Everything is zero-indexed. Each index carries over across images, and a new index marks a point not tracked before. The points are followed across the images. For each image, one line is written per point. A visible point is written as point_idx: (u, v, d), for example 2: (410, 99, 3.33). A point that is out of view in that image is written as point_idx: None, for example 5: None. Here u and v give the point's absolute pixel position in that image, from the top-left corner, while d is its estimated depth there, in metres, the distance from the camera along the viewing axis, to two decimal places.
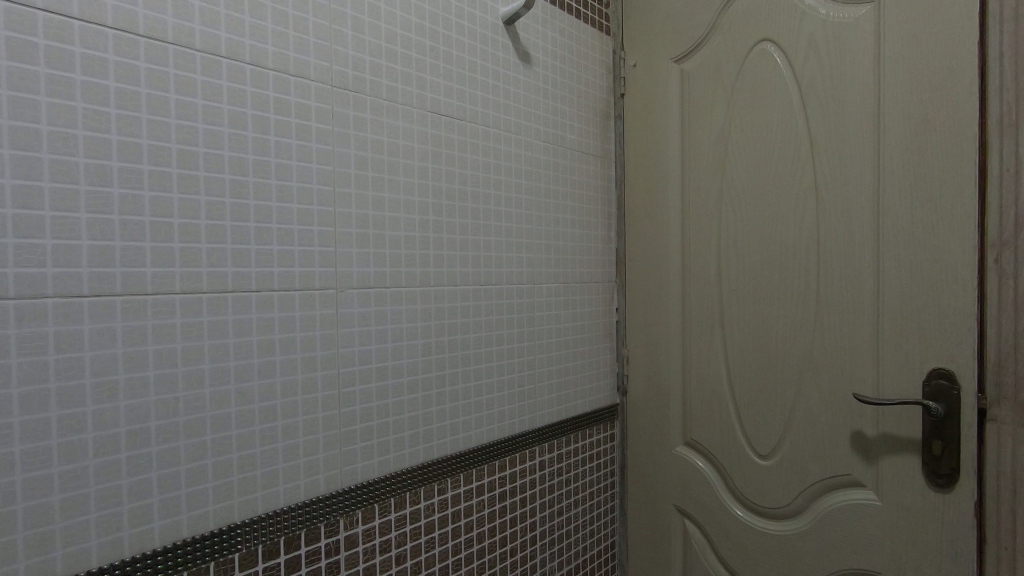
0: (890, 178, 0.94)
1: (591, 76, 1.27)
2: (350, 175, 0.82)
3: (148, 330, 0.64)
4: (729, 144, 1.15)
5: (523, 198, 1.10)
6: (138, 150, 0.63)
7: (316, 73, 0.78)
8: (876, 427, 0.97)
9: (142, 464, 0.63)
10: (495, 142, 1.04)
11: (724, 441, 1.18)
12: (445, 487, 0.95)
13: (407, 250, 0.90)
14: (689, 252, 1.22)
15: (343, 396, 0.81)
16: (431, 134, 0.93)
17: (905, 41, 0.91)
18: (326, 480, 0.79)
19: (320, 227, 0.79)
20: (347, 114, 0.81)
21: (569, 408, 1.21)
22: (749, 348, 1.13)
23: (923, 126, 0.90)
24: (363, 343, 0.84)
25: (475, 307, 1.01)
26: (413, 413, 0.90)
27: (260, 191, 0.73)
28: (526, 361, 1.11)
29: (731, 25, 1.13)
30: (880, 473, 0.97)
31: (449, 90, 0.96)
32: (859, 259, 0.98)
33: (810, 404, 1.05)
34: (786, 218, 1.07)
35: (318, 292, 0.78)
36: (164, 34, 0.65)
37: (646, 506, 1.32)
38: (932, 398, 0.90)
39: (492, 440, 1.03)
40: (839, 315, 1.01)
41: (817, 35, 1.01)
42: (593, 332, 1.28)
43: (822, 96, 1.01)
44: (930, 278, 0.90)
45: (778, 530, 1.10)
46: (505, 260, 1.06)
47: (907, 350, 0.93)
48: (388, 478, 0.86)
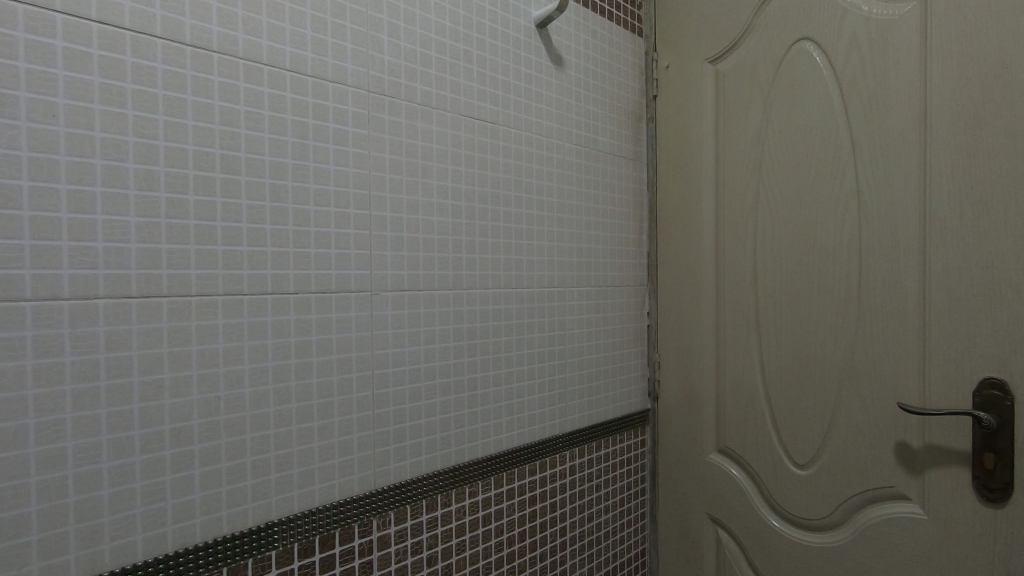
0: (938, 179, 0.90)
1: (623, 78, 1.26)
2: (385, 179, 0.83)
3: (192, 330, 0.65)
4: (766, 145, 1.12)
5: (554, 201, 1.09)
6: (183, 154, 0.65)
7: (353, 79, 0.79)
8: (921, 438, 0.93)
9: (184, 461, 0.65)
10: (527, 145, 1.04)
11: (760, 450, 1.15)
12: (476, 490, 0.95)
13: (439, 253, 0.90)
14: (723, 256, 1.20)
15: (377, 398, 0.82)
16: (464, 137, 0.93)
17: (953, 38, 0.88)
18: (360, 480, 0.80)
19: (356, 229, 0.80)
20: (383, 119, 0.83)
21: (600, 413, 1.20)
22: (787, 354, 1.10)
23: (973, 126, 0.87)
24: (397, 345, 0.84)
25: (507, 310, 1.00)
26: (445, 416, 0.91)
27: (298, 195, 0.74)
28: (557, 365, 1.10)
29: (769, 24, 1.11)
30: (926, 486, 0.93)
31: (482, 94, 0.96)
32: (905, 263, 0.95)
33: (851, 413, 1.01)
34: (826, 221, 1.04)
35: (353, 294, 0.79)
36: (209, 43, 0.66)
37: (678, 514, 1.30)
38: (984, 409, 0.86)
39: (523, 444, 1.03)
40: (883, 322, 0.97)
41: (859, 34, 0.99)
42: (624, 337, 1.26)
43: (866, 96, 0.98)
44: (981, 283, 0.87)
45: (816, 542, 1.07)
46: (536, 263, 1.06)
47: (955, 357, 0.89)
48: (419, 481, 0.87)
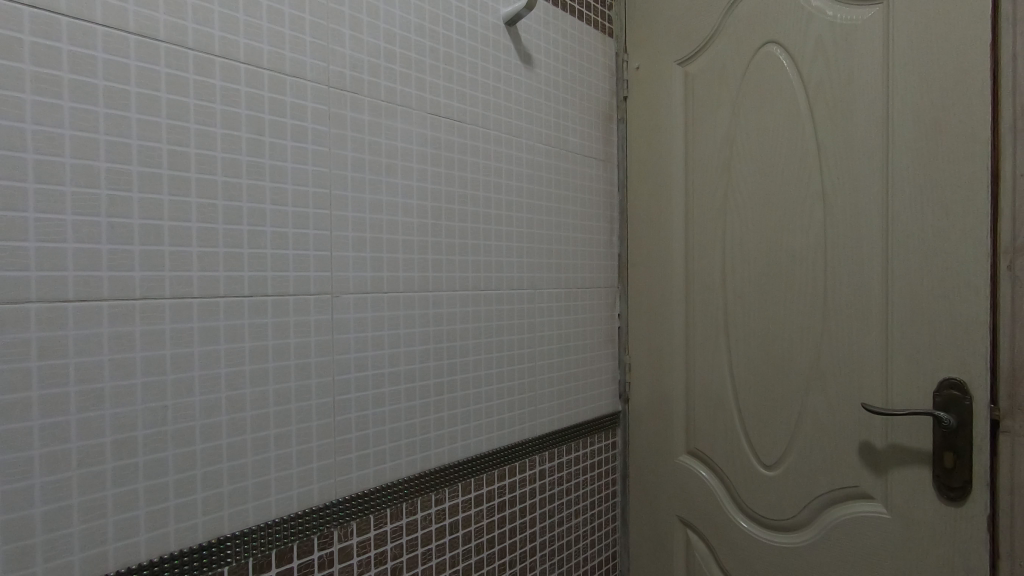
0: (900, 182, 0.92)
1: (593, 78, 1.25)
2: (347, 177, 0.80)
3: (136, 336, 0.62)
4: (734, 147, 1.13)
5: (524, 202, 1.08)
6: (127, 149, 0.61)
7: (312, 73, 0.76)
8: (884, 438, 0.94)
9: (127, 475, 0.61)
10: (496, 144, 1.02)
11: (729, 451, 1.15)
12: (443, 497, 0.92)
13: (404, 255, 0.87)
14: (692, 257, 1.20)
15: (338, 404, 0.79)
16: (430, 136, 0.91)
17: (915, 43, 0.90)
18: (321, 490, 0.77)
19: (315, 229, 0.77)
20: (344, 115, 0.80)
21: (570, 415, 1.19)
22: (755, 355, 1.11)
23: (933, 130, 0.88)
24: (359, 349, 0.82)
25: (474, 313, 0.98)
26: (411, 421, 0.88)
27: (253, 193, 0.71)
28: (526, 367, 1.08)
29: (736, 26, 1.12)
30: (889, 485, 0.94)
31: (449, 92, 0.94)
32: (868, 265, 0.96)
33: (817, 413, 1.02)
34: (792, 222, 1.05)
35: (313, 297, 0.76)
36: (155, 32, 0.63)
37: (649, 517, 1.29)
38: (944, 409, 0.88)
39: (491, 448, 1.01)
40: (847, 323, 0.98)
41: (825, 38, 0.99)
42: (594, 339, 1.26)
43: (831, 99, 0.99)
44: (941, 285, 0.88)
45: (784, 542, 1.07)
46: (505, 264, 1.04)
47: (917, 358, 0.91)
48: (384, 489, 0.84)
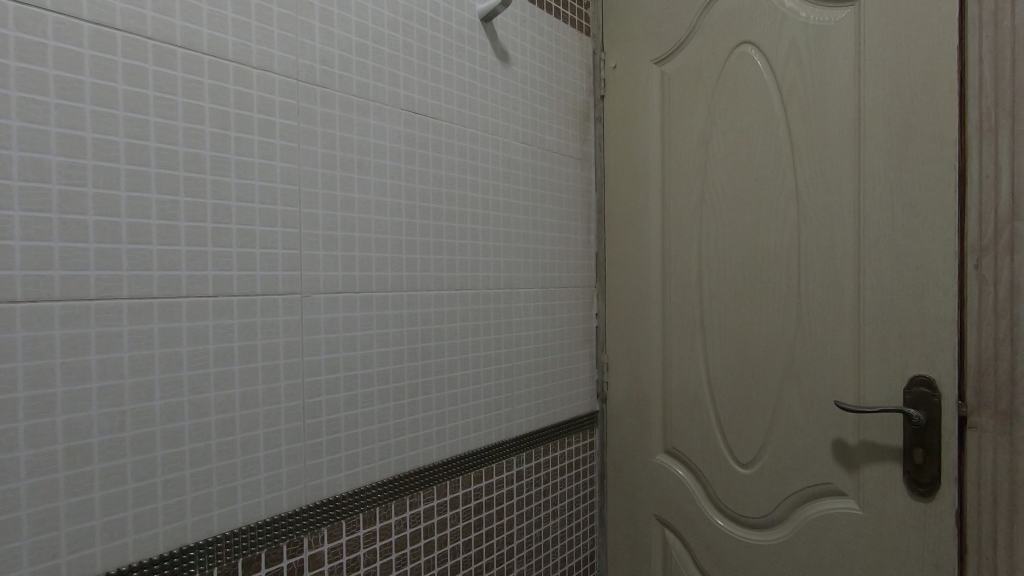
0: (871, 182, 0.93)
1: (570, 77, 1.24)
2: (317, 174, 0.78)
3: (91, 338, 0.59)
4: (710, 147, 1.13)
5: (500, 201, 1.07)
6: (81, 142, 0.58)
7: (280, 67, 0.74)
8: (856, 435, 0.96)
9: (82, 484, 0.58)
10: (472, 142, 1.01)
11: (705, 450, 1.16)
12: (417, 500, 0.91)
13: (377, 253, 0.85)
14: (668, 257, 1.20)
15: (308, 407, 0.77)
16: (404, 132, 0.89)
17: (886, 45, 0.91)
18: (290, 496, 0.75)
19: (284, 228, 0.74)
20: (314, 110, 0.78)
21: (548, 416, 1.18)
22: (731, 354, 1.11)
23: (903, 131, 0.90)
24: (330, 350, 0.80)
25: (450, 313, 0.97)
26: (384, 424, 0.86)
27: (218, 189, 0.68)
28: (503, 368, 1.07)
29: (712, 26, 1.12)
30: (861, 482, 0.95)
31: (424, 88, 0.92)
32: (841, 264, 0.97)
33: (791, 411, 1.03)
34: (767, 222, 1.05)
35: (281, 297, 0.74)
36: (111, 20, 0.60)
37: (626, 516, 1.29)
38: (914, 405, 0.89)
39: (467, 450, 1.00)
40: (820, 321, 0.99)
41: (798, 39, 1.00)
42: (572, 338, 1.25)
43: (804, 99, 1.00)
44: (911, 284, 0.89)
45: (760, 540, 1.08)
46: (481, 264, 1.03)
47: (888, 356, 0.92)
48: (356, 493, 0.82)
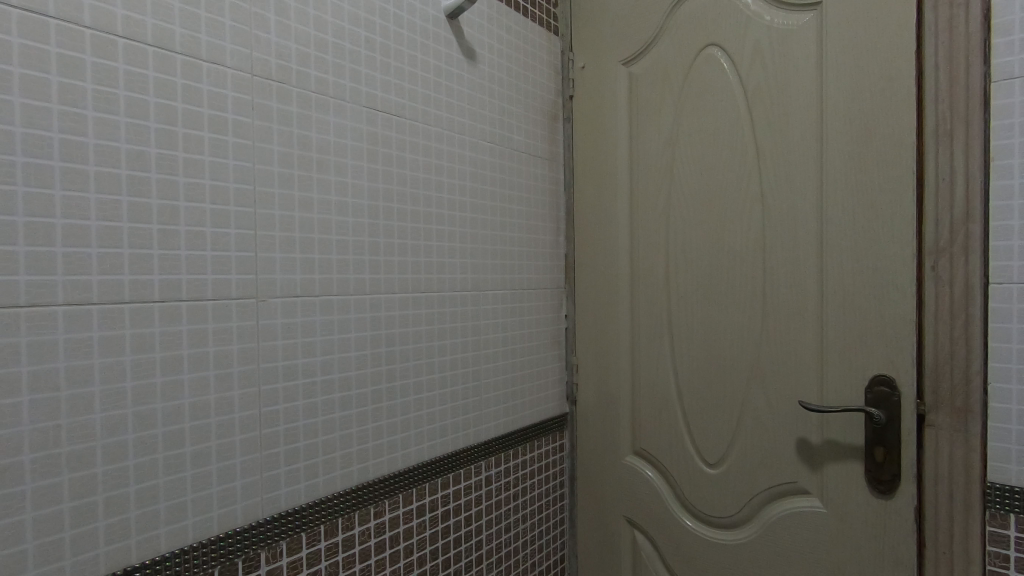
0: (833, 185, 0.94)
1: (538, 76, 1.23)
2: (273, 174, 0.75)
3: (22, 348, 0.55)
4: (677, 149, 1.13)
5: (467, 201, 1.05)
6: (9, 138, 0.54)
7: (233, 60, 0.71)
8: (820, 434, 0.97)
9: (12, 505, 0.55)
10: (438, 141, 0.98)
11: (673, 451, 1.16)
12: (382, 509, 0.88)
13: (339, 256, 0.83)
14: (637, 258, 1.20)
15: (264, 417, 0.74)
16: (366, 131, 0.86)
17: (847, 50, 0.92)
18: (245, 510, 0.72)
19: (237, 229, 0.71)
20: (270, 107, 0.74)
21: (517, 419, 1.17)
22: (698, 355, 1.11)
23: (863, 135, 0.91)
24: (288, 357, 0.76)
25: (415, 316, 0.94)
26: (346, 432, 0.84)
27: (165, 188, 0.64)
28: (471, 372, 1.05)
29: (679, 28, 1.12)
30: (824, 480, 0.97)
31: (387, 85, 0.90)
32: (804, 265, 0.98)
33: (757, 412, 1.04)
34: (733, 224, 1.06)
35: (234, 302, 0.71)
36: (43, 7, 0.56)
37: (597, 518, 1.29)
38: (875, 405, 0.91)
39: (433, 456, 0.97)
40: (785, 322, 1.00)
41: (763, 42, 1.01)
42: (541, 340, 1.24)
43: (768, 103, 1.01)
44: (871, 285, 0.91)
45: (728, 540, 1.09)
46: (448, 266, 1.00)
47: (850, 356, 0.93)
48: (317, 504, 0.79)
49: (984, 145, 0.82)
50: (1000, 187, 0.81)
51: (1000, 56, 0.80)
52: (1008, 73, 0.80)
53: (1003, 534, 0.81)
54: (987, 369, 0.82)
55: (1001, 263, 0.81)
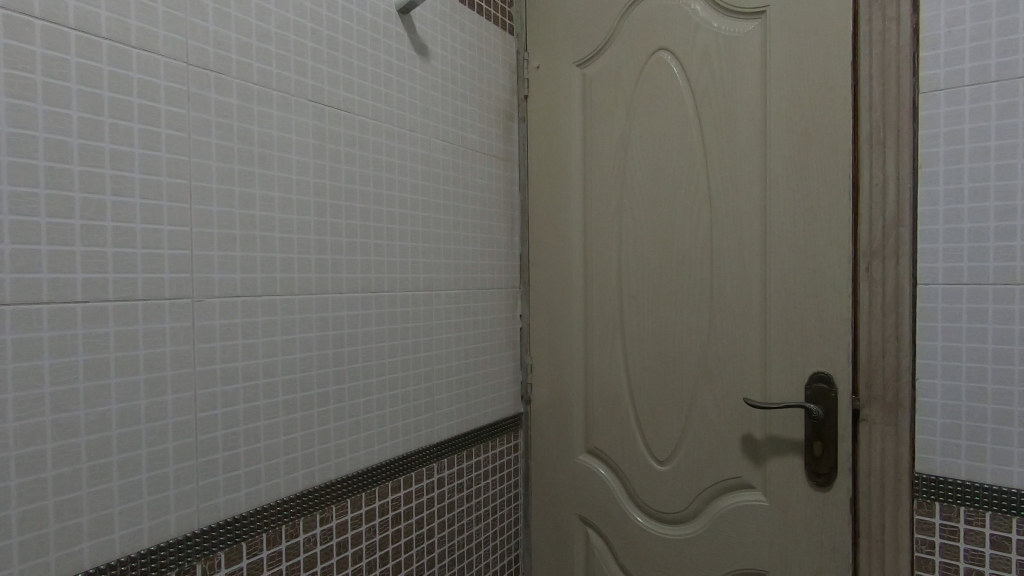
0: (776, 189, 0.97)
1: (493, 75, 1.23)
2: (210, 168, 0.71)
3: None
4: (629, 151, 1.15)
5: (419, 200, 1.03)
6: None
7: (166, 48, 0.67)
8: (763, 430, 1.00)
9: None
10: (388, 138, 0.97)
11: (625, 449, 1.17)
12: (329, 515, 0.86)
13: (282, 254, 0.80)
14: (590, 258, 1.21)
15: (201, 422, 0.71)
16: (312, 126, 0.84)
17: (788, 58, 0.95)
18: (178, 521, 0.68)
19: (171, 226, 0.67)
20: (207, 97, 0.71)
21: (470, 420, 1.16)
22: (649, 354, 1.13)
23: (804, 141, 0.94)
24: (227, 359, 0.73)
25: (364, 317, 0.92)
26: (290, 436, 0.81)
27: (89, 181, 0.61)
28: (423, 373, 1.04)
29: (630, 31, 1.14)
30: (767, 475, 1.00)
31: (334, 79, 0.87)
32: (749, 266, 1.01)
33: (704, 409, 1.06)
34: (683, 225, 1.08)
35: (166, 302, 0.67)
36: None
37: (550, 518, 1.29)
38: (813, 400, 0.94)
39: (383, 459, 0.95)
40: (731, 321, 1.03)
41: (711, 48, 1.03)
42: (495, 341, 1.24)
43: (716, 108, 1.04)
44: (811, 286, 0.94)
45: (677, 535, 1.11)
46: (399, 265, 0.99)
47: (791, 354, 0.97)
48: (258, 512, 0.76)
49: (912, 153, 0.86)
50: (926, 193, 0.85)
51: (927, 68, 0.85)
52: (934, 86, 0.84)
53: (929, 522, 0.85)
54: (915, 365, 0.87)
55: (927, 265, 0.85)
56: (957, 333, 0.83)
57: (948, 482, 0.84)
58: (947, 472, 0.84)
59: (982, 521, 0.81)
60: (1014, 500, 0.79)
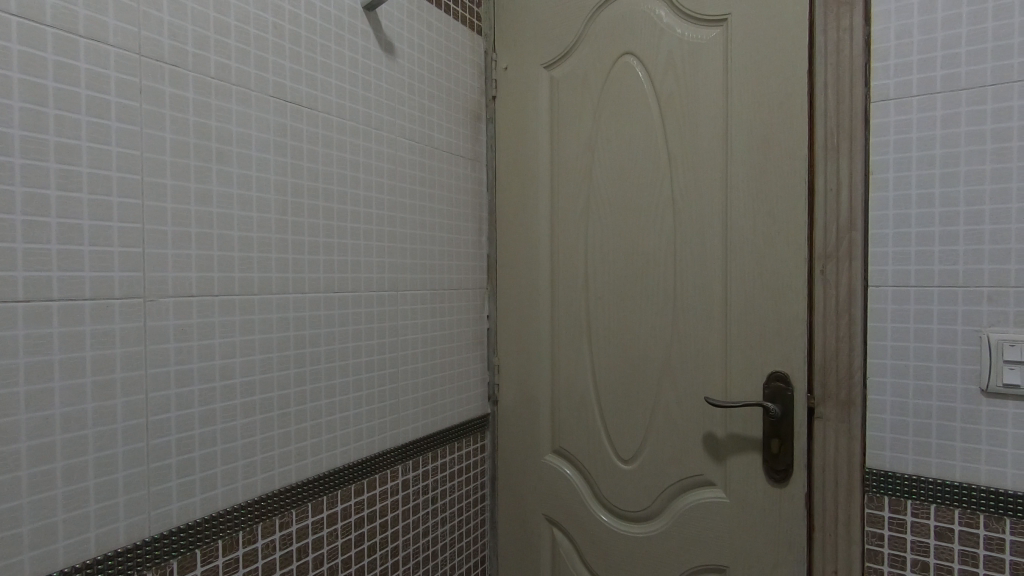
0: (737, 192, 1.00)
1: (460, 75, 1.22)
2: (165, 163, 0.69)
3: None
4: (596, 153, 1.16)
5: (385, 198, 1.02)
6: None
7: (117, 38, 0.65)
8: (724, 428, 1.02)
9: None
10: (353, 136, 0.95)
11: (590, 448, 1.18)
12: (289, 520, 0.84)
13: (241, 253, 0.78)
14: (557, 259, 1.22)
15: (153, 426, 0.68)
16: (274, 122, 0.82)
17: (749, 66, 0.98)
18: (128, 529, 0.66)
19: (121, 223, 0.65)
20: (162, 90, 0.69)
21: (436, 421, 1.15)
22: (614, 354, 1.15)
23: (763, 146, 0.97)
24: (181, 361, 0.71)
25: (327, 317, 0.91)
26: (248, 439, 0.79)
27: (31, 175, 0.58)
28: (387, 374, 1.03)
29: (597, 35, 1.15)
30: (727, 472, 1.02)
31: (297, 75, 0.85)
32: (711, 268, 1.03)
33: (668, 408, 1.08)
34: (647, 227, 1.10)
35: (116, 302, 0.65)
36: None
37: (517, 518, 1.30)
38: (771, 399, 0.97)
39: (346, 462, 0.94)
40: (693, 322, 1.05)
41: (675, 53, 1.05)
42: (462, 341, 1.23)
43: (679, 112, 1.06)
44: (769, 287, 0.97)
45: (640, 533, 1.12)
46: (363, 264, 0.97)
47: (750, 354, 0.99)
48: (214, 518, 0.74)
49: (864, 160, 0.89)
50: (877, 199, 0.88)
51: (879, 78, 0.88)
52: (885, 95, 0.87)
53: (878, 515, 0.89)
54: (866, 364, 0.90)
55: (877, 267, 0.88)
56: (905, 333, 0.87)
57: (897, 476, 0.87)
58: (896, 467, 0.87)
59: (927, 513, 0.85)
60: (957, 493, 0.83)
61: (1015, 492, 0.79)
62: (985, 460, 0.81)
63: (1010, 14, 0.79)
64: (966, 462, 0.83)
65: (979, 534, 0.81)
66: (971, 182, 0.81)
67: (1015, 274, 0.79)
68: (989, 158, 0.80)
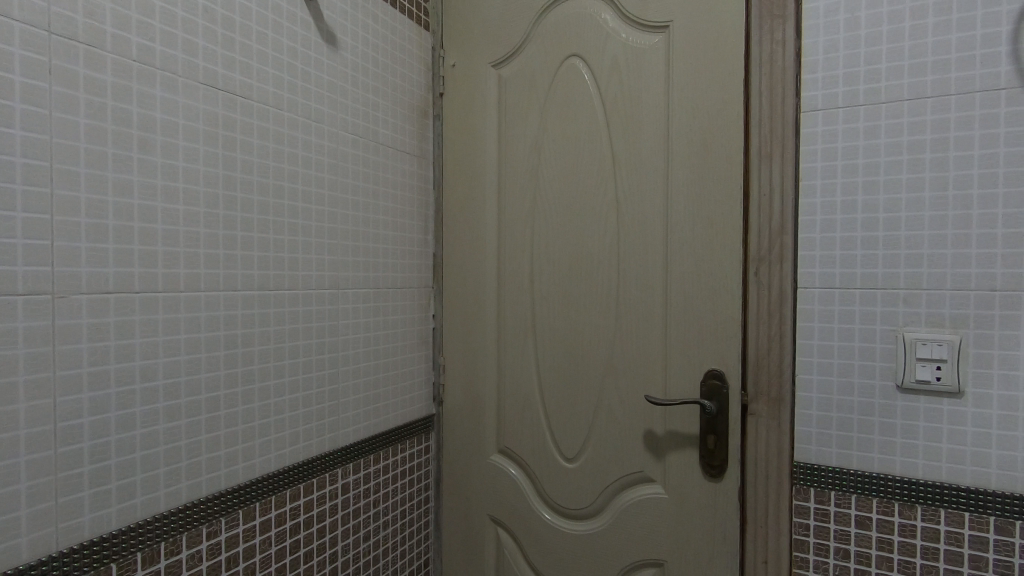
0: (677, 196, 1.02)
1: (407, 70, 1.20)
2: (79, 150, 0.64)
3: None
4: (542, 153, 1.16)
5: (326, 194, 0.99)
6: None
7: (22, 12, 0.60)
8: (663, 425, 1.05)
9: None
10: (291, 128, 0.92)
11: (535, 447, 1.19)
12: (217, 528, 0.80)
13: (165, 248, 0.73)
14: (504, 258, 1.21)
15: (62, 432, 0.63)
16: (204, 111, 0.78)
17: (689, 73, 1.01)
18: (32, 543, 0.61)
19: (26, 213, 0.60)
20: (76, 71, 0.64)
21: (378, 423, 1.12)
22: (558, 353, 1.15)
23: (701, 151, 1.00)
24: (95, 362, 0.66)
25: (262, 317, 0.87)
26: (172, 445, 0.75)
27: None
28: (327, 375, 1.00)
29: (544, 36, 1.15)
30: (667, 468, 1.05)
31: (231, 62, 0.82)
32: (652, 269, 1.05)
33: (610, 406, 1.10)
34: (592, 228, 1.11)
35: (19, 299, 0.60)
36: None
37: (461, 519, 1.28)
38: (707, 396, 1.00)
39: (281, 467, 0.90)
40: (635, 321, 1.07)
41: (619, 57, 1.07)
42: (406, 341, 1.21)
43: (623, 115, 1.07)
44: (706, 288, 1.00)
45: (584, 530, 1.14)
46: (302, 262, 0.94)
47: (689, 353, 1.02)
48: (132, 530, 0.70)
49: (795, 167, 0.93)
50: (806, 204, 0.92)
51: (808, 90, 0.92)
52: (813, 106, 0.91)
53: (805, 506, 0.92)
54: (794, 363, 0.94)
55: (806, 270, 0.92)
56: (831, 333, 0.91)
57: (823, 469, 0.91)
58: (821, 460, 0.92)
59: (848, 503, 0.89)
60: (875, 483, 0.88)
61: (925, 480, 0.85)
62: (899, 452, 0.87)
63: (924, 35, 0.84)
64: (883, 454, 0.88)
65: (894, 521, 0.87)
66: (889, 191, 0.87)
67: (927, 277, 0.85)
68: (905, 169, 0.86)
